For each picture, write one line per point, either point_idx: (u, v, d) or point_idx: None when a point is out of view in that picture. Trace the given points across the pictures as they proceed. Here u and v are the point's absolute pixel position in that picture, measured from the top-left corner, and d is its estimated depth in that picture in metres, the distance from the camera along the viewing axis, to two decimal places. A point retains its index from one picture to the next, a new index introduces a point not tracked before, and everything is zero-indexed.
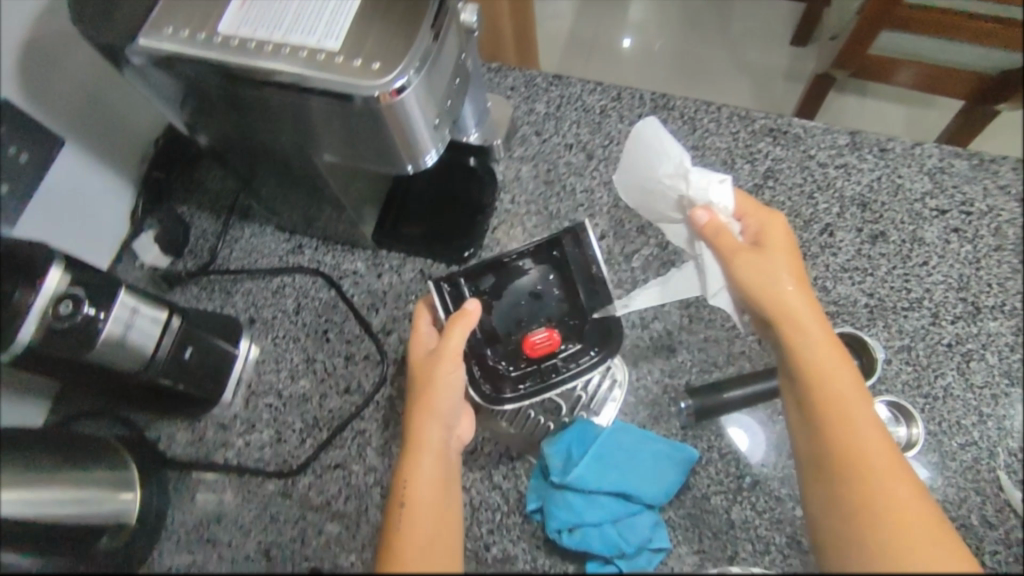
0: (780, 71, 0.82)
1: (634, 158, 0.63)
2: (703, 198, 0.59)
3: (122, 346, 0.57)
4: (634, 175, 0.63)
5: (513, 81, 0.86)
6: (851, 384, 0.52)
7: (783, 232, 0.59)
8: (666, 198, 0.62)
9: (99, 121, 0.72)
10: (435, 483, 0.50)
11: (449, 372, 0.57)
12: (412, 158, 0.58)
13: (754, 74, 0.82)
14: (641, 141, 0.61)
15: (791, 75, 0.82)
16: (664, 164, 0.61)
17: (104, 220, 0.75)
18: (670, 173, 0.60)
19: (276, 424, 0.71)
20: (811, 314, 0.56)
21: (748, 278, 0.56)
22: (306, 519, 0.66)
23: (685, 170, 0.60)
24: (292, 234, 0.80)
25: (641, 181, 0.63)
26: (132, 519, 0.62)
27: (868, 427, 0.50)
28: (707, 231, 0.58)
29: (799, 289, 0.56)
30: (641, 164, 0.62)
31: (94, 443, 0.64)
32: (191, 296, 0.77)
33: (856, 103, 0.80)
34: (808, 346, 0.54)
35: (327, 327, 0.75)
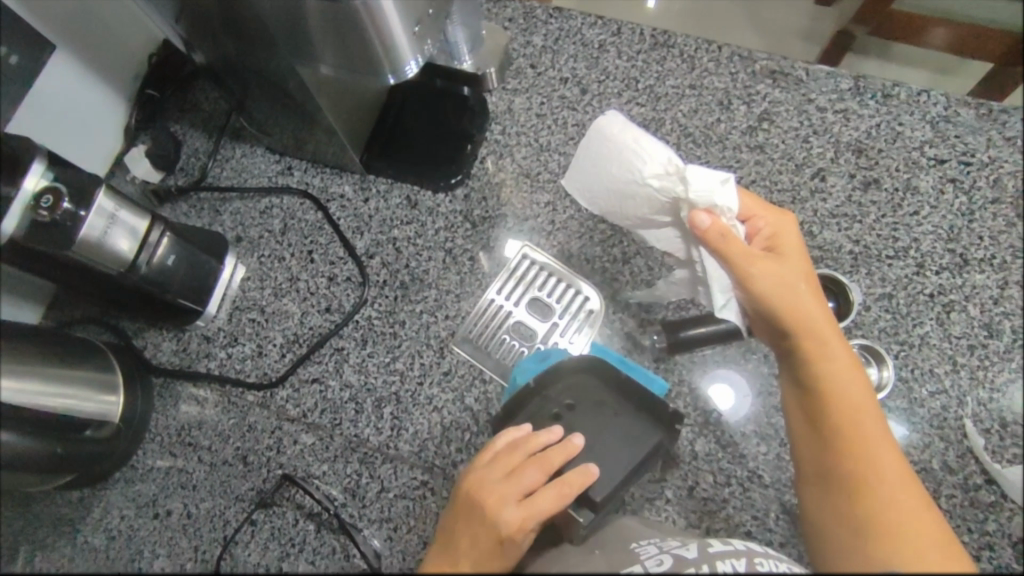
0: (797, 28, 0.77)
1: (614, 157, 0.56)
2: (705, 201, 0.51)
3: (103, 246, 0.58)
4: (608, 176, 0.57)
5: (512, 12, 0.84)
6: (864, 395, 0.52)
7: (796, 238, 0.56)
8: (652, 201, 0.55)
9: (92, 31, 0.71)
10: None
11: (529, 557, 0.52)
12: (394, 68, 0.58)
13: (770, 23, 0.78)
14: (621, 141, 0.55)
15: (810, 35, 0.78)
16: (650, 164, 0.54)
17: (96, 131, 0.75)
18: (657, 173, 0.54)
19: (258, 338, 0.73)
20: (828, 328, 0.53)
21: (769, 287, 0.52)
22: (282, 429, 0.69)
23: (675, 168, 0.53)
24: (282, 155, 0.80)
25: (619, 182, 0.56)
26: (115, 419, 0.64)
27: (880, 438, 0.50)
28: (709, 236, 0.51)
29: (815, 299, 0.54)
30: (617, 163, 0.55)
31: (76, 341, 0.63)
32: (181, 212, 0.78)
33: (880, 66, 0.77)
34: (826, 357, 0.53)
35: (312, 248, 0.76)
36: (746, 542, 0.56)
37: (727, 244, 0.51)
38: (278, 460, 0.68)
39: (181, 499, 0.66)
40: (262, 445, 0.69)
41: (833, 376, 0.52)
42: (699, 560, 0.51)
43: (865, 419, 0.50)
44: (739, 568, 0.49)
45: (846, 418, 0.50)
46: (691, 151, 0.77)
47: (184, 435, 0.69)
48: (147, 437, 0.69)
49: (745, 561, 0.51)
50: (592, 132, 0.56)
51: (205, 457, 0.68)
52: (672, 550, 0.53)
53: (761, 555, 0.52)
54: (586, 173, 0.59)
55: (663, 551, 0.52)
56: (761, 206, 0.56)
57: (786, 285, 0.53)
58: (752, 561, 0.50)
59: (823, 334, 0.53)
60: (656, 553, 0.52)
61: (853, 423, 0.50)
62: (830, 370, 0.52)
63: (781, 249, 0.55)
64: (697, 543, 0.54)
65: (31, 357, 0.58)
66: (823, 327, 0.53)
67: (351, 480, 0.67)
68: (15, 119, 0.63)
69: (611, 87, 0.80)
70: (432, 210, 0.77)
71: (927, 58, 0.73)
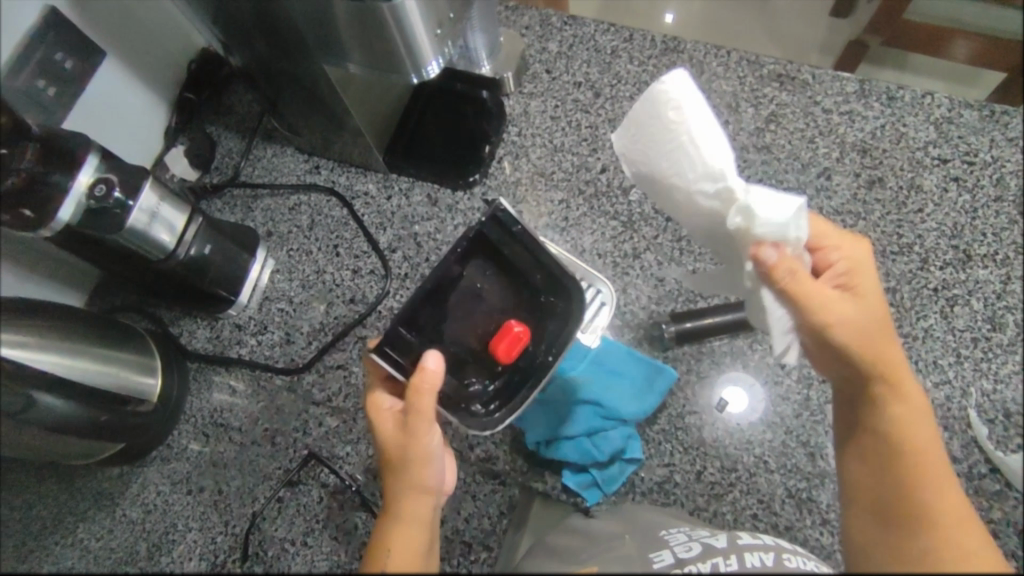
0: (815, 43, 0.78)
1: (665, 146, 0.51)
2: (773, 236, 0.47)
3: (148, 234, 0.62)
4: (649, 153, 0.53)
5: (529, 21, 0.89)
6: (931, 438, 0.50)
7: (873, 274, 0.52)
8: (691, 203, 0.53)
9: (139, 38, 0.77)
10: (416, 552, 0.46)
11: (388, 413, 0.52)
12: (416, 68, 0.61)
13: (786, 38, 0.79)
14: (676, 132, 0.50)
15: (826, 49, 0.78)
16: (702, 173, 0.50)
17: (141, 132, 0.80)
18: (706, 185, 0.50)
19: (286, 327, 0.77)
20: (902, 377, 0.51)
21: (845, 334, 0.49)
22: (308, 412, 0.73)
23: (729, 193, 0.50)
24: (311, 155, 0.85)
25: (661, 167, 0.52)
26: (154, 397, 0.68)
27: (942, 476, 0.48)
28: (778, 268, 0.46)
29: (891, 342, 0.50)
30: (666, 150, 0.51)
31: (118, 324, 0.67)
32: (215, 208, 0.83)
33: (895, 74, 0.77)
34: (898, 401, 0.50)
35: (338, 242, 0.80)
36: (773, 539, 0.57)
37: (795, 282, 0.47)
38: (304, 441, 0.72)
39: (213, 477, 0.70)
40: (289, 426, 0.72)
41: (901, 418, 0.50)
42: (728, 550, 0.53)
43: (932, 459, 0.49)
44: (766, 560, 0.51)
45: (918, 462, 0.49)
46: None
47: (216, 417, 0.73)
48: (182, 418, 0.73)
49: (773, 556, 0.52)
50: (651, 97, 0.50)
51: (235, 438, 0.72)
52: (702, 538, 0.55)
53: (788, 550, 0.54)
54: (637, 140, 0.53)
55: (693, 539, 0.55)
56: (835, 241, 0.54)
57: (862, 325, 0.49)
58: (779, 556, 0.52)
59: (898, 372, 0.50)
60: (686, 540, 0.55)
61: (920, 464, 0.48)
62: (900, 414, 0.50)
63: (857, 284, 0.52)
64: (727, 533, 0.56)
65: (79, 335, 0.62)
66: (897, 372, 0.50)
67: (373, 462, 0.70)
68: (70, 117, 0.69)
69: (623, 91, 0.84)
70: (452, 206, 0.80)
71: (948, 70, 0.73)
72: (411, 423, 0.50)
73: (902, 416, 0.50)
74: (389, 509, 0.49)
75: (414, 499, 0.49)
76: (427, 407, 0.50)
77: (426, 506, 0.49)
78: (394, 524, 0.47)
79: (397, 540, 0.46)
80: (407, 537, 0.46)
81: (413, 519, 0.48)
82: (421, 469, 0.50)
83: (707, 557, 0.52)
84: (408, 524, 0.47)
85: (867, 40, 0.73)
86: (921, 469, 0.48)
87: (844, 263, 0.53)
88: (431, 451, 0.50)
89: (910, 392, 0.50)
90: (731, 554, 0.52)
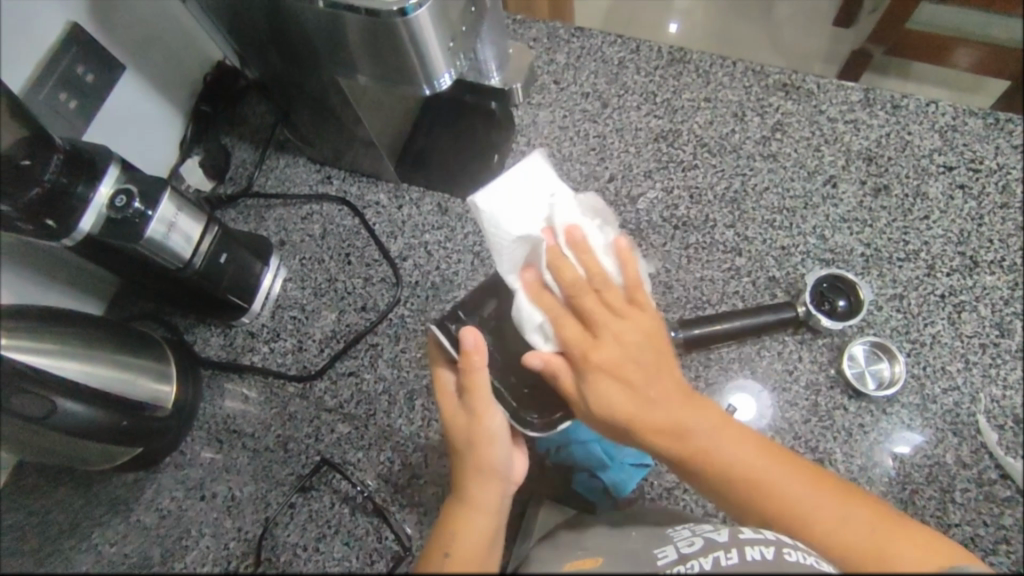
0: (819, 53, 0.81)
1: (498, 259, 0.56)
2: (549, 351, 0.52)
3: (166, 244, 0.64)
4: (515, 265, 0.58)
5: (537, 33, 0.90)
6: (790, 472, 0.47)
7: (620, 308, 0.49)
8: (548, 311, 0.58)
9: (157, 53, 0.78)
10: (482, 538, 0.45)
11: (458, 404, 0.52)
12: (429, 80, 0.63)
13: (791, 50, 0.82)
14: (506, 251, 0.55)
15: (830, 58, 0.81)
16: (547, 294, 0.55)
17: (157, 144, 0.82)
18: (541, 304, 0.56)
19: (298, 334, 0.78)
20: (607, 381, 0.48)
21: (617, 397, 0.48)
22: (320, 419, 0.74)
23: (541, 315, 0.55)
24: (322, 165, 0.86)
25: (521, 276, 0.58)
26: (168, 404, 0.68)
27: (825, 502, 0.45)
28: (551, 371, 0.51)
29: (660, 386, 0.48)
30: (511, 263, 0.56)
31: (137, 332, 0.68)
32: (229, 218, 0.84)
33: (899, 82, 0.81)
34: (719, 449, 0.47)
35: (349, 251, 0.81)
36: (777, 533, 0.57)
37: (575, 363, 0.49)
38: (316, 447, 0.72)
39: (226, 483, 0.71)
40: (301, 433, 0.73)
41: (758, 470, 0.46)
42: (729, 544, 0.53)
43: (813, 487, 0.46)
44: (766, 553, 0.50)
45: (735, 461, 0.47)
46: (706, 160, 0.81)
47: (229, 424, 0.74)
48: (196, 425, 0.74)
49: (773, 549, 0.50)
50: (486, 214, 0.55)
51: (248, 444, 0.73)
52: (705, 533, 0.56)
53: (791, 544, 0.51)
54: (501, 204, 0.55)
55: (698, 534, 0.56)
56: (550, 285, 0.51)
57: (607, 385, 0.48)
58: (780, 548, 0.50)
59: (675, 424, 0.47)
60: (689, 535, 0.56)
61: (795, 513, 0.45)
62: (740, 460, 0.47)
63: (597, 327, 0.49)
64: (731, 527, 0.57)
65: (101, 344, 0.63)
66: (695, 409, 0.48)
67: (384, 467, 0.71)
68: (89, 130, 0.71)
69: (630, 101, 0.85)
70: (462, 216, 0.81)
71: (949, 77, 0.77)
72: (469, 403, 0.51)
73: (747, 469, 0.46)
74: (458, 493, 0.48)
75: (479, 483, 0.48)
76: (481, 384, 0.51)
77: (494, 492, 0.48)
78: (460, 509, 0.46)
79: (466, 524, 0.45)
80: (473, 523, 0.45)
81: (477, 504, 0.47)
82: (483, 452, 0.49)
83: (708, 551, 0.53)
84: (474, 510, 0.46)
85: (871, 49, 0.77)
86: (796, 517, 0.45)
87: (586, 296, 0.49)
88: (490, 433, 0.50)
89: (714, 421, 0.48)
90: (733, 548, 0.53)
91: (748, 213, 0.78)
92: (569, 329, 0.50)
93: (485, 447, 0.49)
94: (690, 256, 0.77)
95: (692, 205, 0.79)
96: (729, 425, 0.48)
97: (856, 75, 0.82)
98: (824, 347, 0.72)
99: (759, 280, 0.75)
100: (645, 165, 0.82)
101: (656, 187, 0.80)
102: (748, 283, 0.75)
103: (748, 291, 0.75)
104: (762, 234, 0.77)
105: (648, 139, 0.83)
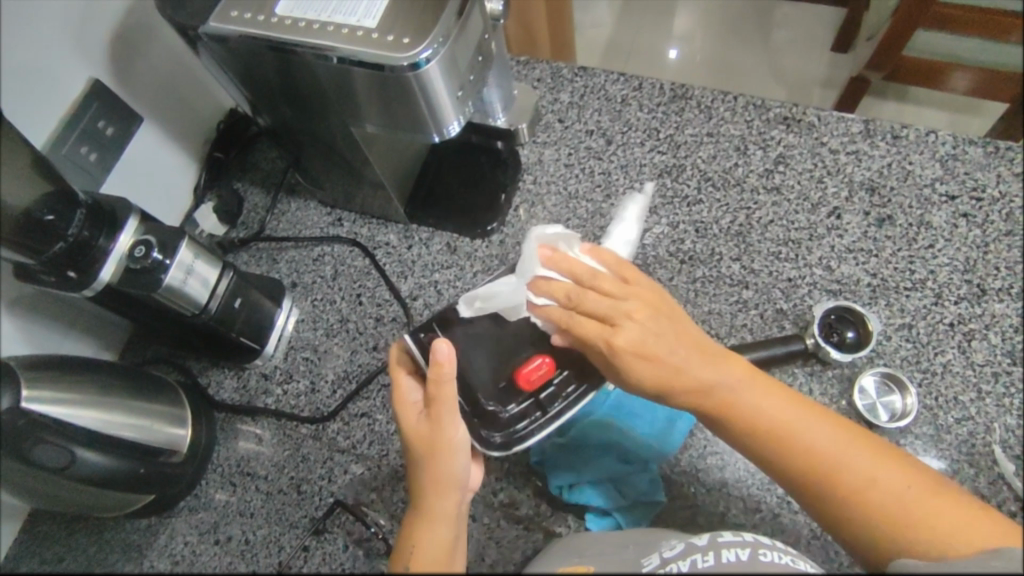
0: (816, 79, 0.83)
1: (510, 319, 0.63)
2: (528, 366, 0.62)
3: (181, 293, 0.65)
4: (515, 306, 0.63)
5: (540, 73, 0.93)
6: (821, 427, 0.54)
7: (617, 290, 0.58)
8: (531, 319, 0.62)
9: (174, 104, 0.81)
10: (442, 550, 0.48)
11: (430, 418, 0.54)
12: (437, 127, 0.65)
13: (790, 79, 0.83)
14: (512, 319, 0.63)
15: (828, 83, 0.83)
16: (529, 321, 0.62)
17: (172, 192, 0.84)
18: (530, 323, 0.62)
19: (311, 375, 0.79)
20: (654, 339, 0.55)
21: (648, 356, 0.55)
22: (333, 460, 0.74)
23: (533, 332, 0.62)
24: (333, 208, 0.88)
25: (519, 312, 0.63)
26: (183, 450, 0.69)
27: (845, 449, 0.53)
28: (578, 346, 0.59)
29: (696, 354, 0.55)
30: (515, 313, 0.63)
31: (152, 377, 0.69)
32: (242, 261, 0.85)
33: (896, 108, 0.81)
34: (740, 403, 0.55)
35: (360, 291, 0.83)
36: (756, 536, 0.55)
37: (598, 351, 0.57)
38: (329, 488, 0.72)
39: (241, 526, 0.71)
40: (314, 474, 0.73)
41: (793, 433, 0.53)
42: (707, 547, 0.51)
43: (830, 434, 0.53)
44: (742, 556, 0.49)
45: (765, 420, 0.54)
46: (711, 194, 0.82)
47: (243, 466, 0.74)
48: (210, 468, 0.74)
49: (748, 551, 0.50)
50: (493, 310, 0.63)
51: (262, 486, 0.73)
52: (688, 539, 0.54)
53: (768, 545, 0.51)
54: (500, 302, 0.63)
55: (681, 542, 0.54)
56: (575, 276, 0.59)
57: (649, 365, 0.55)
58: (755, 551, 0.50)
59: (709, 388, 0.55)
60: (675, 542, 0.55)
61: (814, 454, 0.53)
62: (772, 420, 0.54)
63: (632, 311, 0.56)
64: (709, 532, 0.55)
65: (117, 390, 0.64)
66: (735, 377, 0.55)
67: (397, 508, 0.71)
68: (107, 180, 0.73)
69: (634, 138, 0.87)
70: (470, 254, 0.83)
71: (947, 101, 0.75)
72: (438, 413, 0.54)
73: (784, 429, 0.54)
74: (418, 506, 0.52)
75: (440, 495, 0.52)
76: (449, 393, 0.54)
77: (450, 504, 0.52)
78: (421, 521, 0.50)
79: (427, 535, 0.49)
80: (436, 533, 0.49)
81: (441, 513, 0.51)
82: (443, 462, 0.53)
83: (686, 555, 0.51)
84: (434, 520, 0.50)
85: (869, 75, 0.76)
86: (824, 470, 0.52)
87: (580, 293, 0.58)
88: (456, 444, 0.54)
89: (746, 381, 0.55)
90: (710, 550, 0.51)
91: (754, 246, 0.79)
92: (590, 327, 0.56)
93: (445, 462, 0.53)
94: (698, 290, 0.78)
95: (698, 239, 0.80)
96: (758, 382, 0.56)
97: (852, 104, 0.83)
98: (834, 379, 0.72)
99: (767, 312, 0.76)
100: (650, 201, 0.83)
101: (661, 223, 0.82)
102: (756, 316, 0.75)
103: (756, 324, 0.75)
104: (769, 266, 0.78)
105: (653, 175, 0.84)
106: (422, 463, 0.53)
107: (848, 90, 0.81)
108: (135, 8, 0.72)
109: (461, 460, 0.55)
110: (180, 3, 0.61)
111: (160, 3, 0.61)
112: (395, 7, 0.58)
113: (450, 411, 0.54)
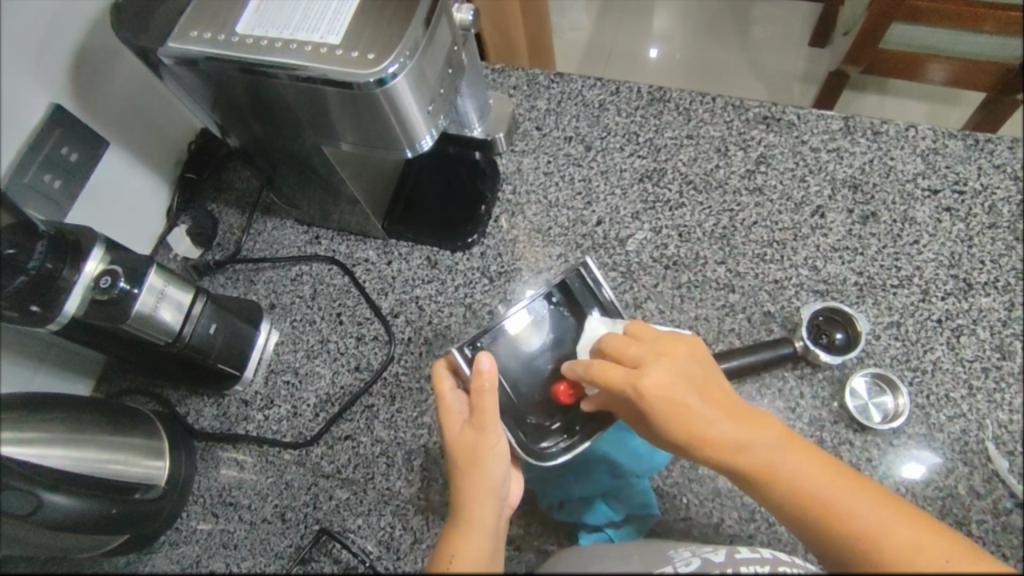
0: (796, 74, 0.82)
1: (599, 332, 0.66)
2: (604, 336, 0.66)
3: (151, 321, 0.63)
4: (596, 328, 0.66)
5: (516, 81, 0.91)
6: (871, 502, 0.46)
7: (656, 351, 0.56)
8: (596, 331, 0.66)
9: (139, 127, 0.79)
10: (482, 554, 0.47)
11: (472, 437, 0.55)
12: (410, 143, 0.64)
13: (767, 77, 0.83)
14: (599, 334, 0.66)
15: (808, 78, 0.83)
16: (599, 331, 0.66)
17: (142, 218, 0.81)
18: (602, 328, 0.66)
19: (292, 399, 0.77)
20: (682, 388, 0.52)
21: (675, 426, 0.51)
22: (318, 485, 0.72)
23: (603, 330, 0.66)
24: (310, 226, 0.86)
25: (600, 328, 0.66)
26: (161, 482, 0.67)
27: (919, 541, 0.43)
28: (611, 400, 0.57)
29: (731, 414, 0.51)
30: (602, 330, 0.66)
31: (129, 410, 0.67)
32: (218, 284, 0.83)
33: (878, 101, 0.82)
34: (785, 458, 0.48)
35: (341, 310, 0.81)
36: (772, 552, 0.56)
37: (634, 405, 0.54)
38: (315, 515, 0.70)
39: (224, 559, 0.68)
40: (299, 501, 0.71)
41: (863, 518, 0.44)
42: (725, 563, 0.52)
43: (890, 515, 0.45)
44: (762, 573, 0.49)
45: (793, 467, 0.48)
46: (693, 198, 0.81)
47: (225, 496, 0.72)
48: (191, 499, 0.72)
49: (769, 568, 0.51)
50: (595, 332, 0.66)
51: (246, 516, 0.71)
52: (703, 553, 0.54)
53: (787, 562, 0.52)
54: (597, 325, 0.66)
55: (693, 555, 0.54)
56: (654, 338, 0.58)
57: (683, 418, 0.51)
58: (775, 568, 0.50)
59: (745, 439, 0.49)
60: (686, 556, 0.53)
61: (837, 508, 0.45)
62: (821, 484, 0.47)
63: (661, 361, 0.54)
64: (725, 548, 0.55)
65: (88, 427, 0.62)
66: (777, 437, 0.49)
67: (385, 533, 0.69)
68: (74, 209, 0.70)
69: (612, 143, 0.86)
70: (451, 268, 0.81)
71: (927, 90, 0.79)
72: (478, 427, 0.55)
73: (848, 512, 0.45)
74: (458, 516, 0.52)
75: (477, 503, 0.52)
76: (489, 405, 0.55)
77: (489, 511, 0.52)
78: (460, 530, 0.50)
79: (467, 541, 0.48)
80: (471, 540, 0.49)
81: (478, 524, 0.50)
82: (480, 472, 0.53)
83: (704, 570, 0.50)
84: (472, 527, 0.50)
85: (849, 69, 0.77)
86: (879, 547, 0.42)
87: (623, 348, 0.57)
88: (493, 454, 0.54)
89: (783, 442, 0.49)
90: (728, 567, 0.51)
91: (737, 248, 0.78)
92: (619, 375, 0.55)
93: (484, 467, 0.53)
94: (684, 296, 0.76)
95: (681, 243, 0.79)
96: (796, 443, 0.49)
97: (830, 102, 0.84)
98: (825, 382, 0.71)
99: (754, 315, 0.75)
100: (633, 207, 0.82)
101: (644, 229, 0.80)
102: (744, 320, 0.74)
103: (744, 328, 0.74)
104: (754, 269, 0.77)
105: (633, 180, 0.83)
106: (461, 471, 0.54)
107: (823, 87, 0.82)
108: (95, 28, 0.70)
109: (498, 471, 0.54)
110: (139, 24, 0.59)
111: (118, 25, 0.59)
112: (358, 22, 0.56)
113: (493, 417, 0.55)
